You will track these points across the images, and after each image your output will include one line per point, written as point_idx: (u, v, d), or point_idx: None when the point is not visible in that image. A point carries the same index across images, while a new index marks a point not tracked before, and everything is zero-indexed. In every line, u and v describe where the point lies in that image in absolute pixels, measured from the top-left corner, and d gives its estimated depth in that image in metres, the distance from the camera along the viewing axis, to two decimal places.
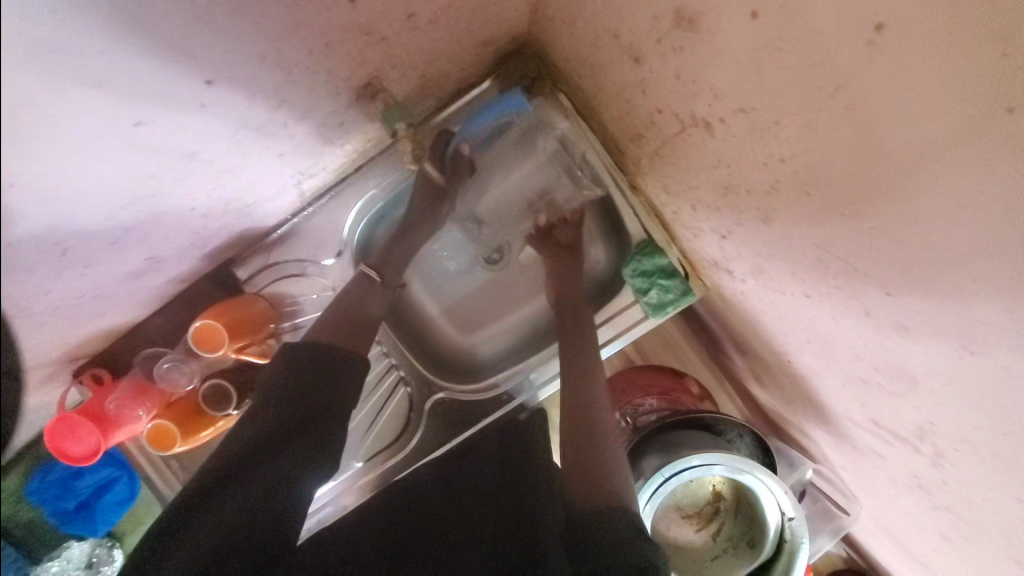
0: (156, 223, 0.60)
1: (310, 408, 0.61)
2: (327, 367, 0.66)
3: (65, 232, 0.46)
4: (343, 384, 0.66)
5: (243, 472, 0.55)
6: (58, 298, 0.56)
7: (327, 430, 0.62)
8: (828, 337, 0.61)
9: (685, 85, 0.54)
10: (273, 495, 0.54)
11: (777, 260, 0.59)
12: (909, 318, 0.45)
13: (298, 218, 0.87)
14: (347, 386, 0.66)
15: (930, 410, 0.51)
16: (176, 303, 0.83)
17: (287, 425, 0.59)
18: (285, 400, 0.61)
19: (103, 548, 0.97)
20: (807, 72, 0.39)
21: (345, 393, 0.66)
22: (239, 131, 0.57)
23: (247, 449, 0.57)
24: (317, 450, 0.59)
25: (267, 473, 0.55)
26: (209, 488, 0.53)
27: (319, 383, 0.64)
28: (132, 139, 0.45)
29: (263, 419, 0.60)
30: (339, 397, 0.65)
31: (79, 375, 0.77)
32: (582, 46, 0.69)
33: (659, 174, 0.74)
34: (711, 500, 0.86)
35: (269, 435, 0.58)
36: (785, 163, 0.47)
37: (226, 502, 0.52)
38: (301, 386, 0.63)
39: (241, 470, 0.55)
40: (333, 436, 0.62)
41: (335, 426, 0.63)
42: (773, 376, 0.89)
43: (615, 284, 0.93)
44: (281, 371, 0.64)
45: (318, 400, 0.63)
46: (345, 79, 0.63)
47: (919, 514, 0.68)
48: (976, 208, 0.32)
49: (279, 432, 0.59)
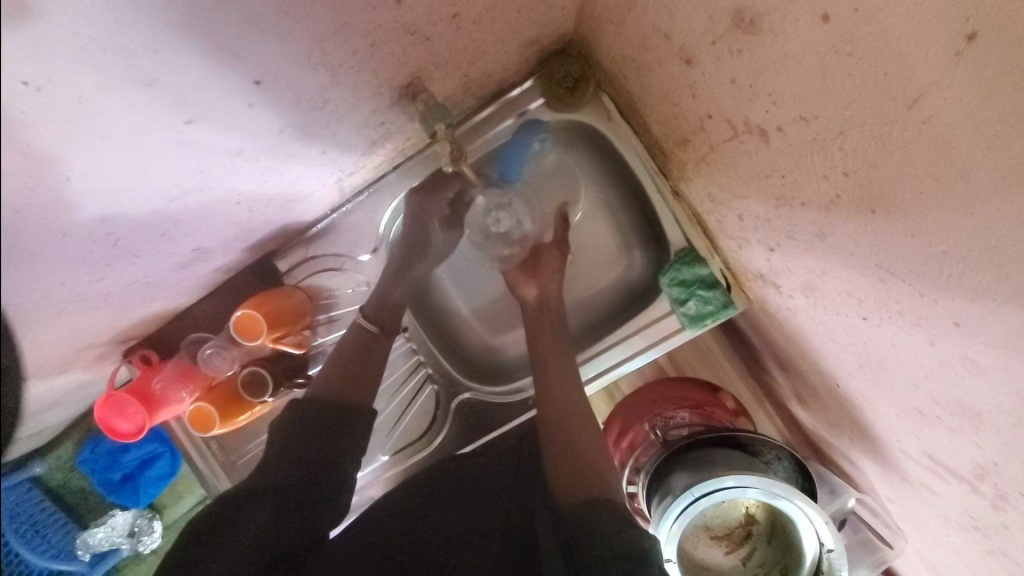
0: (204, 214, 0.61)
1: (325, 443, 0.66)
2: (336, 412, 0.69)
3: (107, 227, 0.47)
4: (350, 434, 0.69)
5: (255, 504, 0.58)
6: (108, 284, 0.59)
7: (339, 466, 0.65)
8: (883, 363, 0.57)
9: (740, 90, 0.51)
10: (291, 516, 0.58)
11: (832, 278, 0.56)
12: (977, 351, 0.41)
13: (337, 214, 0.88)
14: (353, 437, 0.69)
15: (993, 450, 0.47)
16: (220, 292, 0.86)
17: (304, 457, 0.63)
18: (304, 436, 0.65)
19: (144, 518, 1.05)
20: (880, 81, 0.36)
21: (355, 438, 0.69)
22: (284, 130, 0.58)
23: (270, 475, 0.62)
24: (331, 479, 0.64)
25: (285, 494, 0.60)
26: (223, 516, 0.56)
27: (333, 424, 0.68)
28: (182, 137, 0.47)
29: (282, 449, 0.64)
30: (347, 441, 0.68)
31: (129, 354, 0.80)
32: (630, 47, 0.67)
33: (705, 182, 0.70)
34: (743, 523, 0.81)
35: (289, 465, 0.62)
36: (848, 176, 0.44)
37: (241, 529, 0.56)
38: (313, 434, 0.65)
39: (264, 491, 0.60)
40: (341, 481, 0.65)
41: (344, 467, 0.66)
42: (817, 397, 0.84)
43: (650, 293, 0.90)
44: (300, 414, 0.67)
45: (332, 438, 0.67)
46: (387, 80, 0.63)
47: (972, 558, 0.63)
48: None
49: (297, 462, 0.62)
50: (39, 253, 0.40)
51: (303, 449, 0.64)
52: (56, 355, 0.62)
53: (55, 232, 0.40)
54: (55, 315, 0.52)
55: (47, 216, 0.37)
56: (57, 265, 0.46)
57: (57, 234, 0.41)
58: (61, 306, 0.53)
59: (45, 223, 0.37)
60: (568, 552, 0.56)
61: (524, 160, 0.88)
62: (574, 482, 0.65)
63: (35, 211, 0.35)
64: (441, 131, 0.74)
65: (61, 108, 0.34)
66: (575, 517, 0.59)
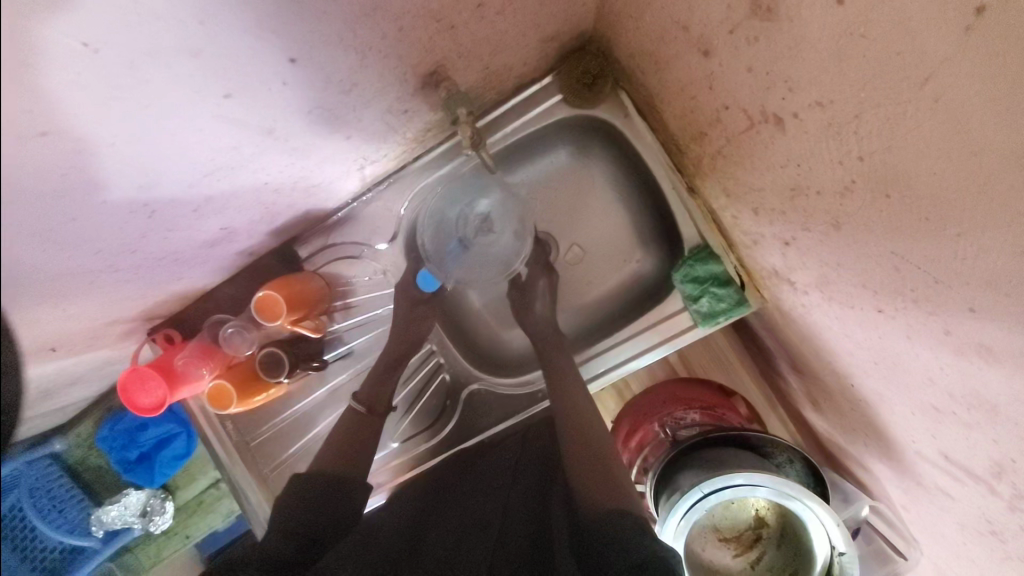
0: (234, 193, 0.64)
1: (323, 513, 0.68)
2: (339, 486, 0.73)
3: (139, 193, 0.50)
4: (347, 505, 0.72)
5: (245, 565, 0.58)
6: (142, 256, 0.63)
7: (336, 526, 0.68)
8: (898, 357, 0.57)
9: (757, 78, 0.52)
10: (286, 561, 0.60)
11: (846, 270, 0.56)
12: (990, 339, 0.41)
13: (357, 203, 0.91)
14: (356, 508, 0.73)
15: (1010, 445, 0.47)
16: (243, 275, 0.89)
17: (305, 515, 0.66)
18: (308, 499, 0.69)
19: (157, 499, 1.14)
20: (892, 60, 0.36)
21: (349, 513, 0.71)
22: (312, 112, 0.60)
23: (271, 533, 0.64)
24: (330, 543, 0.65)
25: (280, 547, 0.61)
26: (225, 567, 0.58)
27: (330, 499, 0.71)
28: (220, 110, 0.49)
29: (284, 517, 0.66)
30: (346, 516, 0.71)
31: (154, 334, 0.85)
32: (648, 42, 0.67)
33: (720, 176, 0.71)
34: (753, 526, 0.81)
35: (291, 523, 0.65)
36: (863, 161, 0.44)
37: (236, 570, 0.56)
38: (313, 502, 0.69)
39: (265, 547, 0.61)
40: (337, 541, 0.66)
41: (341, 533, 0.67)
42: (833, 401, 0.83)
43: (664, 290, 0.91)
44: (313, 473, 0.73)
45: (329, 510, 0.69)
46: (413, 67, 0.64)
47: (992, 566, 0.62)
48: None
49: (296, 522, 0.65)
50: (76, 199, 0.44)
51: (307, 500, 0.69)
52: (72, 327, 0.65)
53: (94, 176, 0.43)
54: (80, 276, 0.57)
55: (73, 164, 0.40)
56: (92, 227, 0.50)
57: (87, 187, 0.43)
58: (90, 269, 0.58)
59: (75, 164, 0.40)
60: (582, 555, 0.56)
61: (535, 159, 0.93)
62: (584, 486, 0.66)
63: (65, 154, 0.38)
64: (462, 117, 0.75)
65: (108, 74, 0.37)
66: (589, 516, 0.60)
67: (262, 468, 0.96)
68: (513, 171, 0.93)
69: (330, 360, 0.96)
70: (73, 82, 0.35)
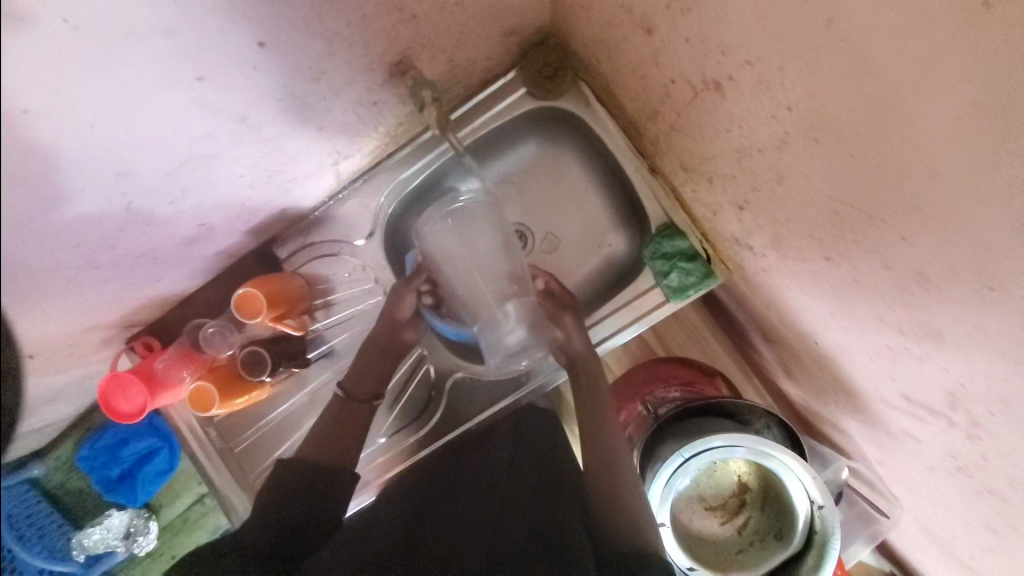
0: (210, 185, 0.66)
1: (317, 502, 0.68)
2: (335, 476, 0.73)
3: (113, 181, 0.52)
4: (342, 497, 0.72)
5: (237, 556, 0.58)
6: (119, 254, 0.64)
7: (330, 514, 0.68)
8: (851, 304, 0.60)
9: (694, 47, 0.56)
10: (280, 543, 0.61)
11: (795, 224, 0.60)
12: (925, 264, 0.45)
13: (333, 201, 0.93)
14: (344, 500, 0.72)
15: (958, 370, 0.50)
16: (223, 277, 0.91)
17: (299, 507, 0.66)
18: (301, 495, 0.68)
19: (141, 519, 1.11)
20: (804, 9, 0.41)
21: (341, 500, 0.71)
22: (284, 99, 0.63)
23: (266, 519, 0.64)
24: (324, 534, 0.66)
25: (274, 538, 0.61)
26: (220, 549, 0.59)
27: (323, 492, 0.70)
28: (194, 93, 0.52)
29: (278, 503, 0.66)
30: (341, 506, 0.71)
31: (132, 341, 0.87)
32: (600, 29, 0.72)
33: (677, 152, 0.75)
34: (735, 492, 0.84)
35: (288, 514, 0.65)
36: (792, 111, 0.48)
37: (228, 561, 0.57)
38: (310, 495, 0.68)
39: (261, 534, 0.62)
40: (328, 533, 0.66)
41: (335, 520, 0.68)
42: (802, 364, 0.86)
43: (637, 269, 0.94)
44: (298, 469, 0.71)
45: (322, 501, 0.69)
46: (379, 56, 0.68)
47: (962, 504, 0.65)
48: (967, 103, 0.33)
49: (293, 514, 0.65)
50: (54, 183, 0.45)
51: (300, 489, 0.68)
52: (56, 331, 0.66)
53: (75, 159, 0.45)
54: (59, 273, 0.58)
55: (52, 140, 0.41)
56: (72, 217, 0.51)
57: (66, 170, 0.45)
58: (66, 267, 0.58)
59: (53, 143, 0.42)
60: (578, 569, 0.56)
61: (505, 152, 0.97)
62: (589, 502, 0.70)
63: (40, 128, 0.40)
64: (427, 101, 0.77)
65: (88, 53, 0.39)
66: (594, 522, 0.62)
67: (250, 473, 0.96)
68: (485, 165, 0.96)
69: (313, 359, 0.97)
70: (55, 60, 0.37)
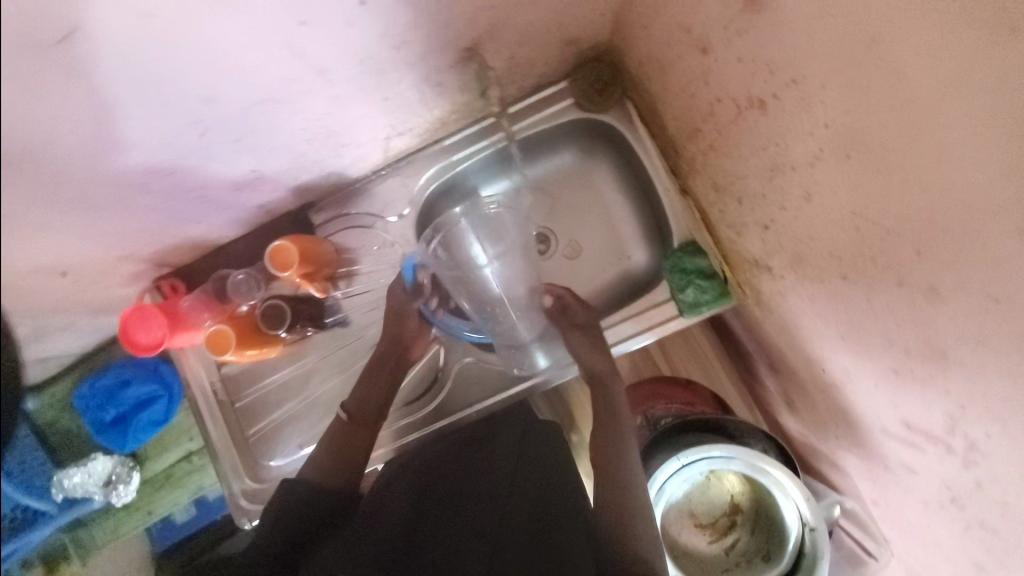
0: (277, 131, 0.71)
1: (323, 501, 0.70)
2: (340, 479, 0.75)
3: (149, 100, 0.53)
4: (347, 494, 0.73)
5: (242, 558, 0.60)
6: (177, 182, 0.69)
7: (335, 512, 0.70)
8: (862, 325, 0.63)
9: (745, 66, 0.61)
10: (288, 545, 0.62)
11: (817, 242, 0.64)
12: (940, 281, 0.48)
13: (375, 177, 0.98)
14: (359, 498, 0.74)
15: (961, 392, 0.52)
16: (259, 234, 0.94)
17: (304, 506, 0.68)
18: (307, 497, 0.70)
19: (124, 468, 1.08)
20: (851, 30, 0.45)
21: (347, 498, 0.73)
22: (364, 61, 0.68)
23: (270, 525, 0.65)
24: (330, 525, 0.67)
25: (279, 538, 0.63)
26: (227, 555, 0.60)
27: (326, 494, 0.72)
28: (291, 34, 0.56)
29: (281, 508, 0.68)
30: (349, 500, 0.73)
31: (157, 282, 0.89)
32: (656, 47, 0.78)
33: (710, 171, 0.81)
34: (728, 512, 0.84)
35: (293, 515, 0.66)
36: (829, 128, 0.53)
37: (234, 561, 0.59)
38: (314, 496, 0.70)
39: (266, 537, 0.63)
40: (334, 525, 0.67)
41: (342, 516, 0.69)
42: (804, 394, 0.89)
43: (653, 283, 0.97)
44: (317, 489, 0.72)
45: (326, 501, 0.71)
46: (455, 37, 0.73)
47: (954, 544, 0.66)
48: (989, 118, 0.37)
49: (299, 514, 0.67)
50: None
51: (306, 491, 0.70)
52: (99, 249, 0.70)
53: (120, 70, 0.47)
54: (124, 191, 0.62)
55: None
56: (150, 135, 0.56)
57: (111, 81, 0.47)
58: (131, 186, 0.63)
59: (92, 48, 0.43)
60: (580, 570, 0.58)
61: (544, 155, 1.02)
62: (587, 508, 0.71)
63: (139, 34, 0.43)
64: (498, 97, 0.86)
65: None
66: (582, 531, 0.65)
67: (246, 430, 0.97)
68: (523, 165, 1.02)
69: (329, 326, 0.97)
70: None
